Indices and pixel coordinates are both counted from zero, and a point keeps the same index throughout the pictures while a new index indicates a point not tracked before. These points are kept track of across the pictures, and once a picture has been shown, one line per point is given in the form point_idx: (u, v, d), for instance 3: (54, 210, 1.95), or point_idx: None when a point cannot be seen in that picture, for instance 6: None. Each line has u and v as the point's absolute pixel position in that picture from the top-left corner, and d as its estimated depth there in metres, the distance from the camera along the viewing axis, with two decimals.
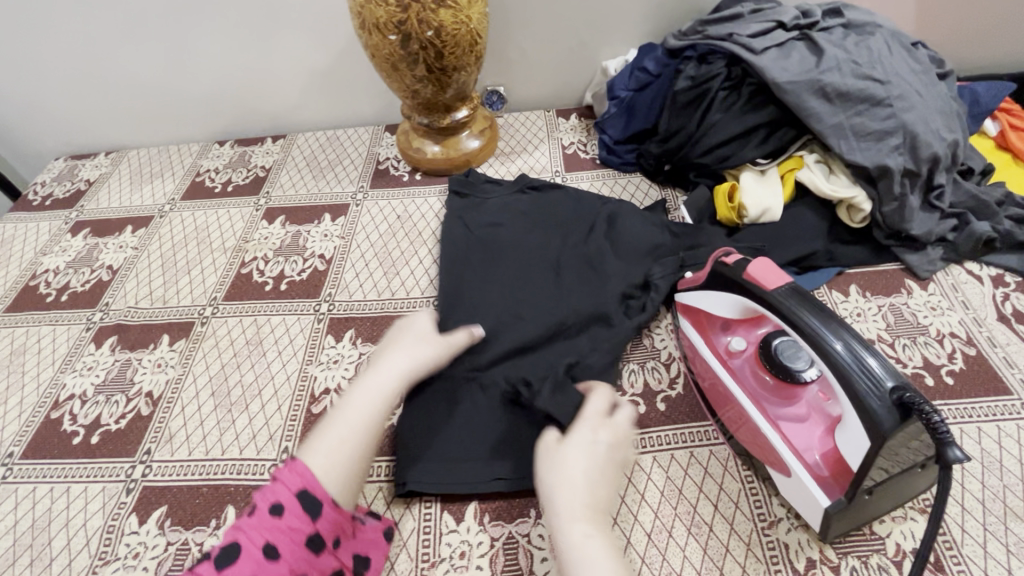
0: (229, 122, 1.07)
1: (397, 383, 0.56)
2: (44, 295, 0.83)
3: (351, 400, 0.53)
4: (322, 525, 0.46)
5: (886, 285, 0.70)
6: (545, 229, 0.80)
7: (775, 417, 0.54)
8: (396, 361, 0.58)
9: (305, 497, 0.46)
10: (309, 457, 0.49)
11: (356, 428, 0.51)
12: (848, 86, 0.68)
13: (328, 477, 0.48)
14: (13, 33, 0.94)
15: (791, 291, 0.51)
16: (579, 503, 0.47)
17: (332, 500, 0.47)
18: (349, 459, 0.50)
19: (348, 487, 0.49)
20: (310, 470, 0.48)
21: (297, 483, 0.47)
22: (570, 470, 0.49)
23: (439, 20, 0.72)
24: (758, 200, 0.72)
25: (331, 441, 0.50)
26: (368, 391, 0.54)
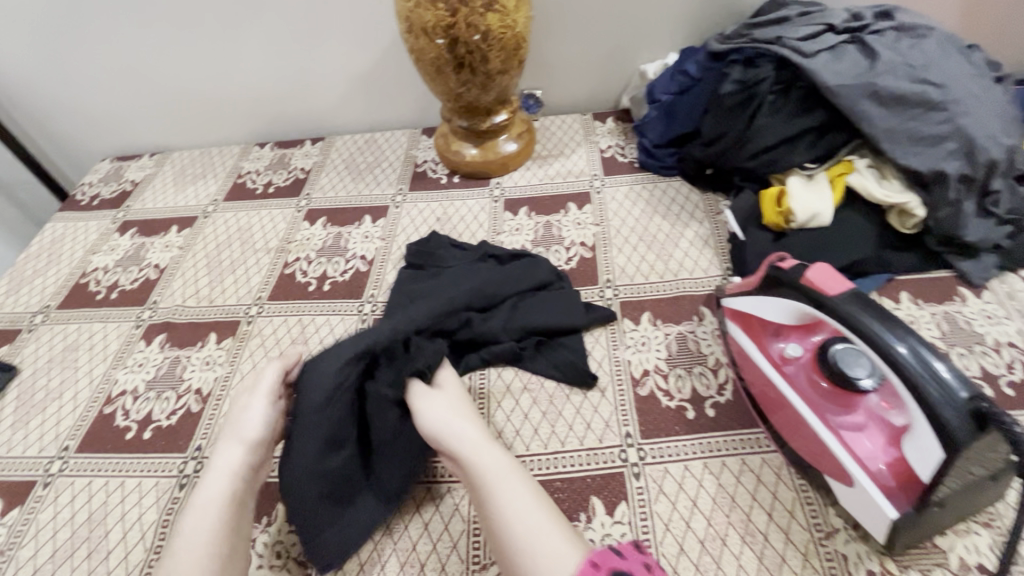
0: (268, 125, 1.09)
1: (226, 480, 0.53)
2: (94, 293, 0.85)
3: (185, 524, 0.50)
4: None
5: (938, 292, 0.69)
6: (508, 298, 0.71)
7: (835, 425, 0.53)
8: (217, 459, 0.54)
9: None
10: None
11: (200, 551, 0.48)
12: (904, 90, 0.66)
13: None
14: (66, 38, 0.97)
15: (854, 297, 0.50)
16: (473, 426, 0.55)
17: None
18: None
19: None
20: None
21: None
22: (454, 404, 0.57)
23: (486, 25, 0.73)
24: (806, 204, 0.70)
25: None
26: (201, 509, 0.51)
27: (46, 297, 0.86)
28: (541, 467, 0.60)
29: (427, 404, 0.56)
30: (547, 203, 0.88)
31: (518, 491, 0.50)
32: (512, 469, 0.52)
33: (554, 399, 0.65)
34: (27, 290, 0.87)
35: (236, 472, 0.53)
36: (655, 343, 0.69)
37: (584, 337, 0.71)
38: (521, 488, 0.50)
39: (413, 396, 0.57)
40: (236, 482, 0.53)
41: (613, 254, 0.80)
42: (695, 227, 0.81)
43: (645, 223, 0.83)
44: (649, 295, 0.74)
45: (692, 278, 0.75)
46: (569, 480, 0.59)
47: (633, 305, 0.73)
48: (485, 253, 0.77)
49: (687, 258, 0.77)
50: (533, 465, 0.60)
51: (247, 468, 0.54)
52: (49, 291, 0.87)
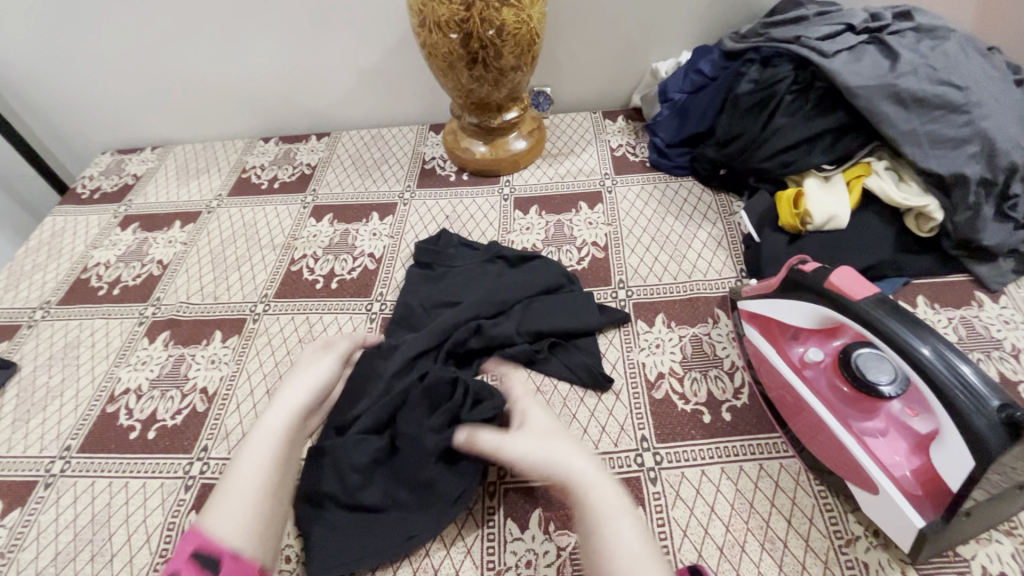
0: (273, 120, 1.08)
1: (286, 418, 0.57)
2: (96, 289, 0.83)
3: (246, 451, 0.54)
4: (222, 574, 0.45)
5: (955, 296, 0.68)
6: (518, 301, 0.70)
7: (858, 432, 0.52)
8: (281, 399, 0.58)
9: (199, 557, 0.46)
10: (205, 521, 0.49)
11: (254, 478, 0.52)
12: (925, 92, 0.66)
13: (229, 530, 0.48)
14: (67, 28, 0.95)
15: (880, 302, 0.49)
16: (582, 461, 0.52)
17: (228, 548, 0.47)
18: (254, 513, 0.50)
19: (258, 532, 0.49)
20: (207, 530, 0.48)
21: (190, 547, 0.47)
22: (554, 436, 0.54)
23: (501, 19, 0.71)
24: (823, 207, 0.70)
25: (229, 500, 0.50)
26: (263, 441, 0.54)
27: (46, 293, 0.84)
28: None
29: (519, 444, 0.53)
30: (558, 202, 0.87)
31: (627, 531, 0.46)
32: (623, 507, 0.48)
33: (568, 401, 0.64)
34: (26, 285, 0.85)
35: (295, 412, 0.57)
36: (669, 345, 0.68)
37: (598, 339, 0.70)
38: (630, 528, 0.47)
39: (497, 445, 0.54)
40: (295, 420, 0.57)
41: (625, 255, 0.79)
42: (708, 228, 0.80)
43: (657, 223, 0.82)
44: (662, 296, 0.73)
45: (706, 279, 0.74)
46: None
47: (647, 306, 0.72)
48: (493, 253, 0.76)
49: (701, 259, 0.76)
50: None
51: (303, 412, 0.58)
52: (49, 286, 0.85)
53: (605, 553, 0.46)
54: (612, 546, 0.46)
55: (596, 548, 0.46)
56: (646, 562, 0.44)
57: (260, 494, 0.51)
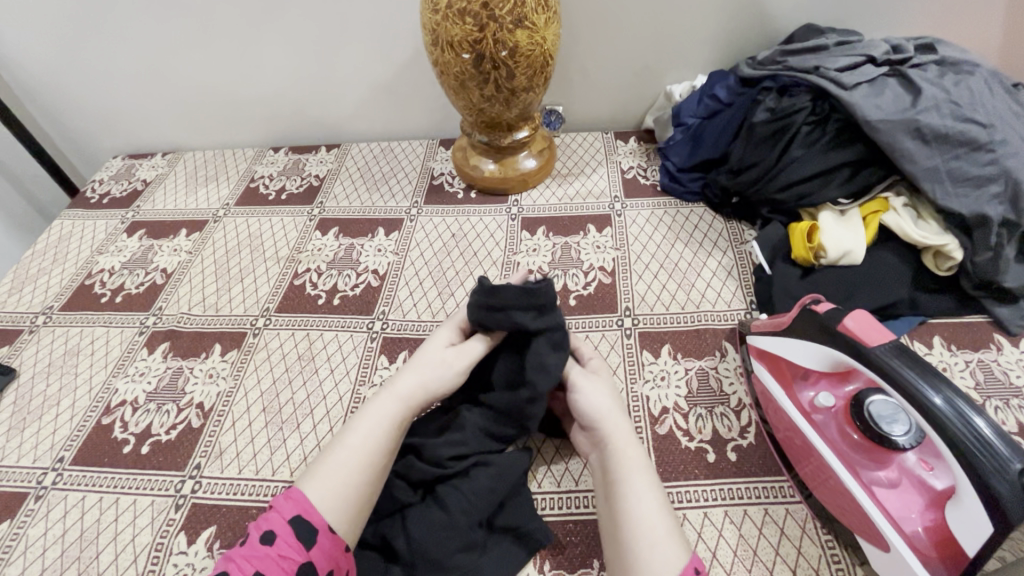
0: (285, 129, 1.08)
1: (398, 407, 0.54)
2: (99, 296, 0.83)
3: (357, 424, 0.52)
4: (315, 554, 0.44)
5: (972, 339, 0.65)
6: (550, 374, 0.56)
7: (867, 481, 0.51)
8: (396, 383, 0.56)
9: (298, 523, 0.45)
10: (307, 486, 0.48)
11: (359, 456, 0.50)
12: (947, 128, 0.64)
13: (326, 504, 0.47)
14: (85, 34, 0.95)
15: (898, 350, 0.48)
16: (624, 422, 0.54)
17: (327, 526, 0.46)
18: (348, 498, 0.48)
19: (349, 516, 0.47)
20: (306, 496, 0.47)
21: (291, 510, 0.46)
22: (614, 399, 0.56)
23: (515, 41, 0.70)
24: (838, 241, 0.69)
25: (332, 470, 0.49)
26: (371, 425, 0.52)
27: (49, 297, 0.84)
28: (551, 506, 0.57)
29: (589, 387, 0.57)
30: (565, 224, 0.86)
31: (649, 492, 0.48)
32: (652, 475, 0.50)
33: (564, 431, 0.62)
34: (30, 289, 0.85)
35: (409, 404, 0.54)
36: (675, 379, 0.66)
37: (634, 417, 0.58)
38: (653, 486, 0.49)
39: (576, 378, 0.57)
40: (407, 412, 0.54)
41: (633, 281, 0.77)
42: (719, 256, 0.78)
43: (666, 250, 0.80)
44: (670, 327, 0.71)
45: (714, 310, 0.72)
46: (582, 523, 0.55)
47: (654, 335, 0.71)
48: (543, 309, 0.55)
49: (709, 289, 0.75)
50: (544, 503, 0.57)
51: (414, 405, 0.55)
52: (53, 291, 0.85)
53: (625, 497, 0.48)
54: (632, 495, 0.48)
55: (617, 492, 0.49)
56: (662, 516, 0.47)
57: (361, 477, 0.49)
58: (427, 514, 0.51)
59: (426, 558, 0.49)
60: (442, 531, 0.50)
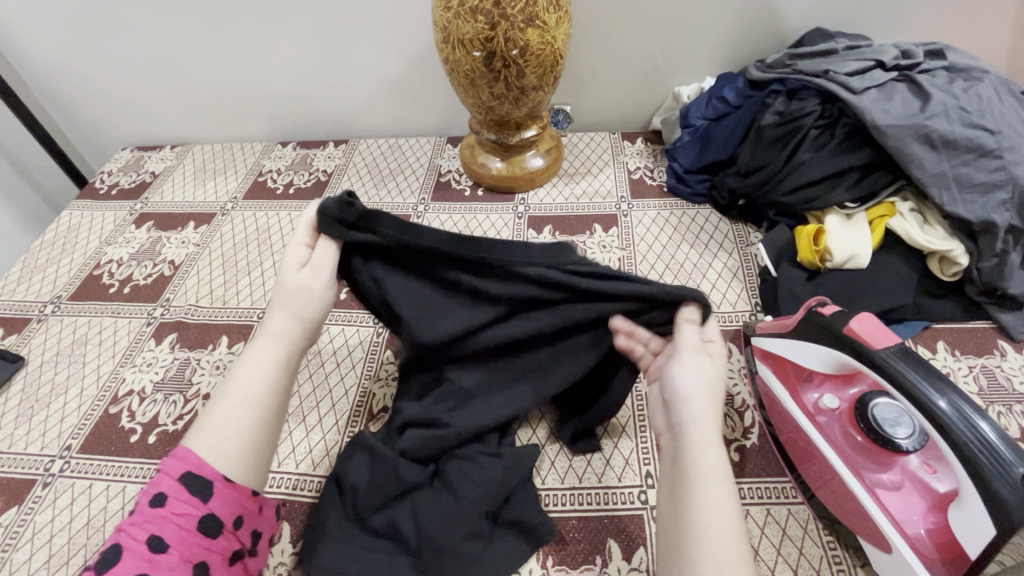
0: (294, 123, 1.08)
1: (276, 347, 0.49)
2: (107, 287, 0.84)
3: (236, 371, 0.48)
4: (215, 505, 0.42)
5: (978, 344, 0.66)
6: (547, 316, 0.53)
7: (871, 483, 0.51)
8: (268, 323, 0.50)
9: (190, 480, 0.42)
10: (196, 443, 0.44)
11: (247, 405, 0.46)
12: (956, 134, 0.65)
13: (224, 458, 0.44)
14: (97, 28, 0.96)
15: (902, 353, 0.48)
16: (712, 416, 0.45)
17: (225, 477, 0.43)
18: (244, 449, 0.45)
19: (250, 462, 0.45)
20: (194, 453, 0.43)
21: (180, 468, 0.42)
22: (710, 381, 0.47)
23: (525, 40, 0.71)
24: (844, 245, 0.69)
25: (223, 422, 0.45)
26: (250, 372, 0.48)
27: (57, 287, 0.84)
28: (556, 502, 0.57)
29: (689, 362, 0.47)
30: (571, 223, 0.86)
31: (719, 499, 0.41)
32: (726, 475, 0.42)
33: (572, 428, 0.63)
34: (39, 278, 0.86)
35: (290, 340, 0.50)
36: None
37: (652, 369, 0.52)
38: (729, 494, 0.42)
39: (683, 343, 0.48)
40: (292, 348, 0.50)
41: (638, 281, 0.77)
42: (724, 258, 0.78)
43: (672, 250, 0.80)
44: None
45: (718, 312, 0.73)
46: (585, 520, 0.56)
47: None
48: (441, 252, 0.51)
49: (715, 290, 0.75)
50: (549, 500, 0.58)
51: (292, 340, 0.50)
52: (61, 281, 0.85)
53: (689, 507, 0.41)
54: (697, 506, 0.41)
55: (681, 499, 0.42)
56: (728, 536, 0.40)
57: (255, 424, 0.46)
58: (432, 507, 0.51)
59: (431, 550, 0.50)
60: (447, 523, 0.50)
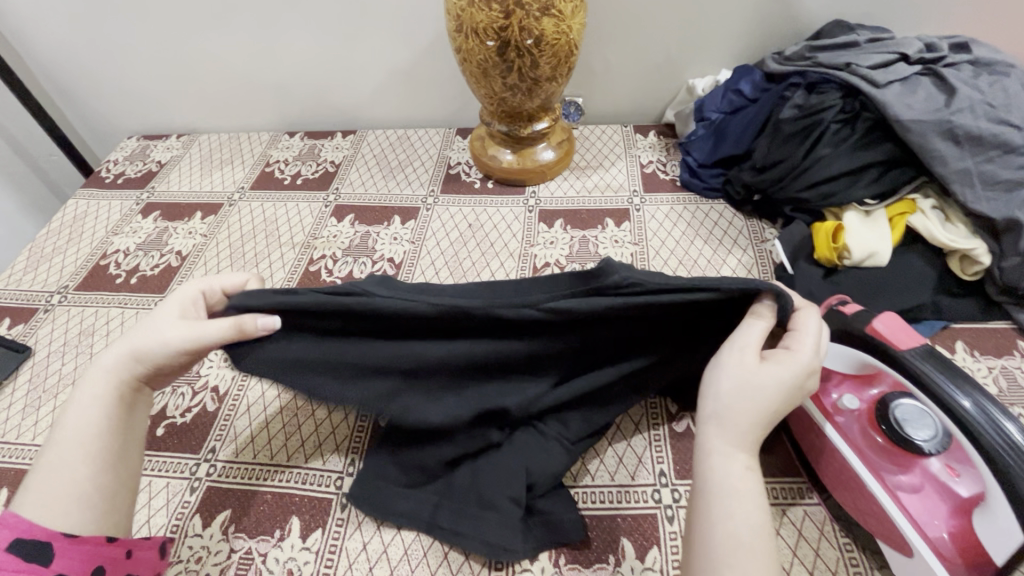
0: (301, 113, 1.07)
1: (104, 396, 0.48)
2: (113, 277, 0.83)
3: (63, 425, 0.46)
4: (60, 564, 0.41)
5: (998, 345, 0.64)
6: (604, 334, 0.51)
7: (892, 485, 0.50)
8: (101, 370, 0.49)
9: (16, 547, 0.41)
10: (24, 505, 0.43)
11: (77, 458, 0.45)
12: (981, 130, 0.63)
13: (49, 512, 0.43)
14: (102, 15, 0.94)
15: (929, 354, 0.48)
16: (745, 425, 0.44)
17: (67, 533, 0.42)
18: (81, 500, 0.44)
19: (94, 508, 0.44)
20: (20, 518, 0.42)
21: (5, 538, 0.41)
22: (750, 386, 0.44)
23: (541, 29, 0.69)
24: (863, 243, 0.68)
25: (49, 481, 0.44)
26: (79, 425, 0.46)
27: (64, 277, 0.83)
28: (587, 500, 0.57)
29: (732, 364, 0.46)
30: (583, 217, 0.85)
31: (743, 505, 0.40)
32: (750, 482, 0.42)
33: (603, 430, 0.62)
34: (44, 268, 0.85)
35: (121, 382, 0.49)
36: None
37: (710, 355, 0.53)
38: (754, 503, 0.41)
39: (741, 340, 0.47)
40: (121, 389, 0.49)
41: None
42: (739, 254, 0.77)
43: (686, 245, 0.79)
44: None
45: None
46: (598, 518, 0.55)
47: None
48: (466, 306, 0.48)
49: None
50: (584, 497, 0.57)
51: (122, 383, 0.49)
52: (67, 271, 0.85)
53: (702, 521, 0.41)
54: (712, 521, 0.40)
55: (696, 509, 0.42)
56: (744, 551, 0.38)
57: (89, 475, 0.45)
58: None
59: None
60: None
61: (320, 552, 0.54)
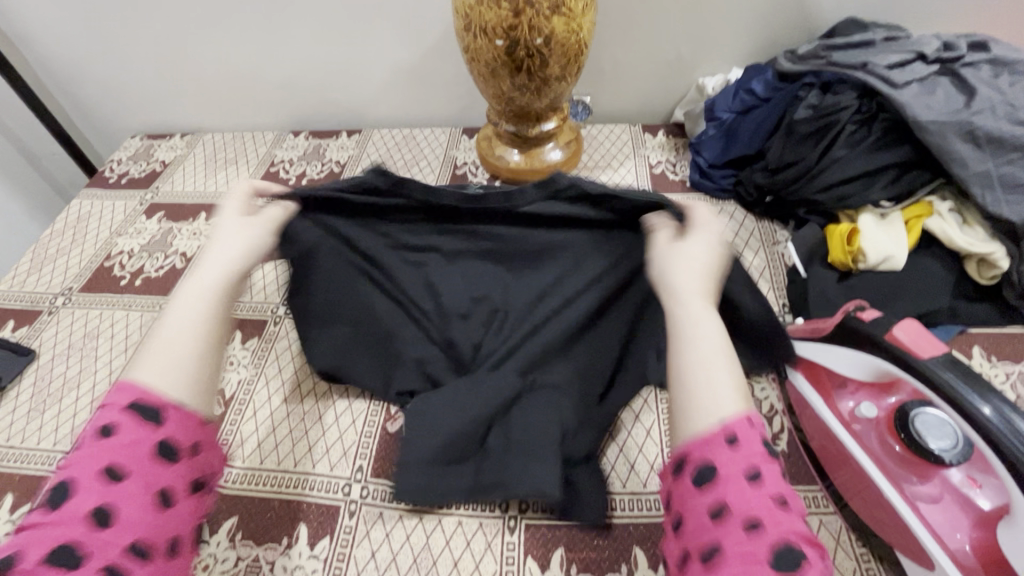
0: (306, 112, 1.06)
1: (219, 275, 0.47)
2: (118, 278, 0.82)
3: (175, 300, 0.45)
4: (172, 430, 0.40)
5: (1016, 350, 0.63)
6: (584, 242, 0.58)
7: (911, 495, 0.49)
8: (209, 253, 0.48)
9: (136, 407, 0.39)
10: (140, 371, 0.41)
11: (186, 328, 0.43)
12: (1002, 131, 0.62)
13: (164, 378, 0.40)
14: (105, 13, 0.93)
15: (950, 362, 0.46)
16: (693, 284, 0.45)
17: (176, 401, 0.40)
18: (192, 369, 0.42)
19: (200, 382, 0.42)
20: (137, 384, 0.40)
21: (125, 398, 0.39)
22: (682, 259, 0.47)
23: (551, 28, 0.68)
24: (879, 246, 0.66)
25: (163, 350, 0.42)
26: (189, 299, 0.45)
27: (68, 279, 0.83)
28: (625, 507, 0.56)
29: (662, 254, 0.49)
30: None
31: (707, 338, 0.41)
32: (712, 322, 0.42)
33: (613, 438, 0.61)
34: (49, 269, 0.85)
35: (234, 268, 0.48)
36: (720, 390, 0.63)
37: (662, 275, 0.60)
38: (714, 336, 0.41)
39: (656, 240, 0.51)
40: (232, 272, 0.47)
41: None
42: (750, 257, 0.76)
43: None
44: None
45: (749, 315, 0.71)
46: (609, 527, 0.54)
47: None
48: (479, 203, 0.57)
49: None
50: (620, 504, 0.56)
51: (238, 267, 0.48)
52: (71, 273, 0.84)
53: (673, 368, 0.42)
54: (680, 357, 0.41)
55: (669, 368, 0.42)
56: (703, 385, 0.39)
57: (198, 347, 0.43)
58: None
59: None
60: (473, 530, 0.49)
61: (329, 559, 0.53)
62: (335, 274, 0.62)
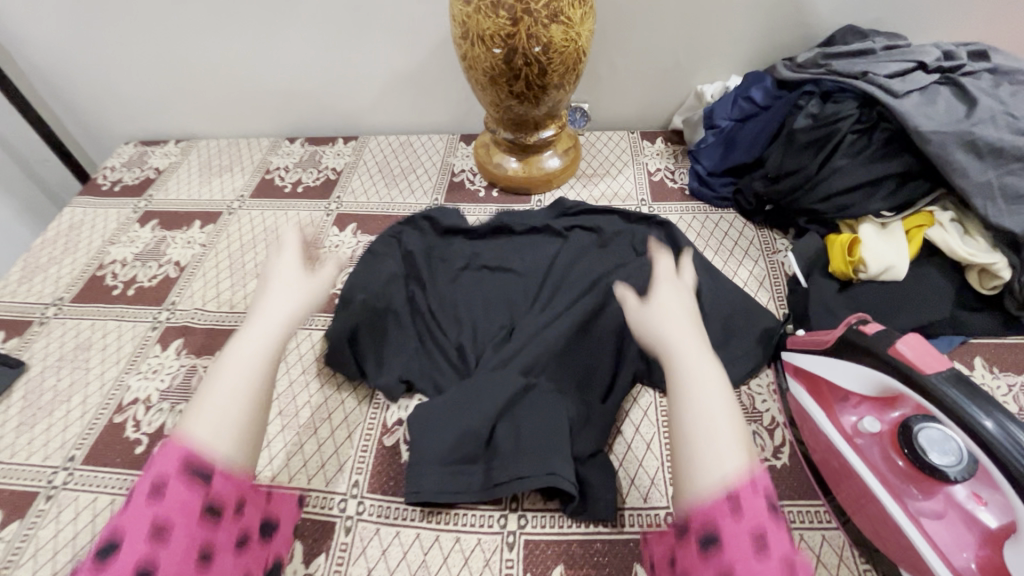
0: (301, 118, 1.05)
1: (274, 332, 0.49)
2: (110, 288, 0.81)
3: (225, 356, 0.46)
4: (220, 491, 0.42)
5: (1017, 361, 0.63)
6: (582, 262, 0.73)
7: (914, 512, 0.48)
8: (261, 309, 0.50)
9: (191, 469, 0.40)
10: (193, 426, 0.42)
11: (237, 383, 0.45)
12: (1004, 141, 0.62)
13: (216, 438, 0.42)
14: (97, 18, 0.92)
15: (956, 379, 0.45)
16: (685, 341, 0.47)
17: (224, 463, 0.42)
18: (241, 424, 0.43)
19: (245, 442, 0.44)
20: (189, 443, 0.41)
21: (175, 459, 0.40)
22: (671, 313, 0.50)
23: (549, 36, 0.68)
24: (880, 256, 0.66)
25: (210, 407, 0.43)
26: (240, 355, 0.46)
27: (60, 289, 0.82)
28: (631, 523, 0.55)
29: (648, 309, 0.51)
30: None
31: (710, 401, 0.43)
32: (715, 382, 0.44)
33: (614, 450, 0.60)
34: (40, 279, 0.83)
35: (286, 325, 0.50)
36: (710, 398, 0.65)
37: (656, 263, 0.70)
38: (716, 398, 0.43)
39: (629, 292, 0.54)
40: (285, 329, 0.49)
41: None
42: (750, 266, 0.75)
43: None
44: None
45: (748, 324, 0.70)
46: (610, 543, 0.53)
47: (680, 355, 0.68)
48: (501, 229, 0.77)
49: None
50: (628, 520, 0.55)
51: (291, 323, 0.50)
52: (63, 282, 0.83)
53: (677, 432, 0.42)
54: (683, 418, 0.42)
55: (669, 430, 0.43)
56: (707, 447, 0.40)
57: (250, 403, 0.44)
58: None
59: None
60: None
61: None
62: (365, 272, 0.71)
